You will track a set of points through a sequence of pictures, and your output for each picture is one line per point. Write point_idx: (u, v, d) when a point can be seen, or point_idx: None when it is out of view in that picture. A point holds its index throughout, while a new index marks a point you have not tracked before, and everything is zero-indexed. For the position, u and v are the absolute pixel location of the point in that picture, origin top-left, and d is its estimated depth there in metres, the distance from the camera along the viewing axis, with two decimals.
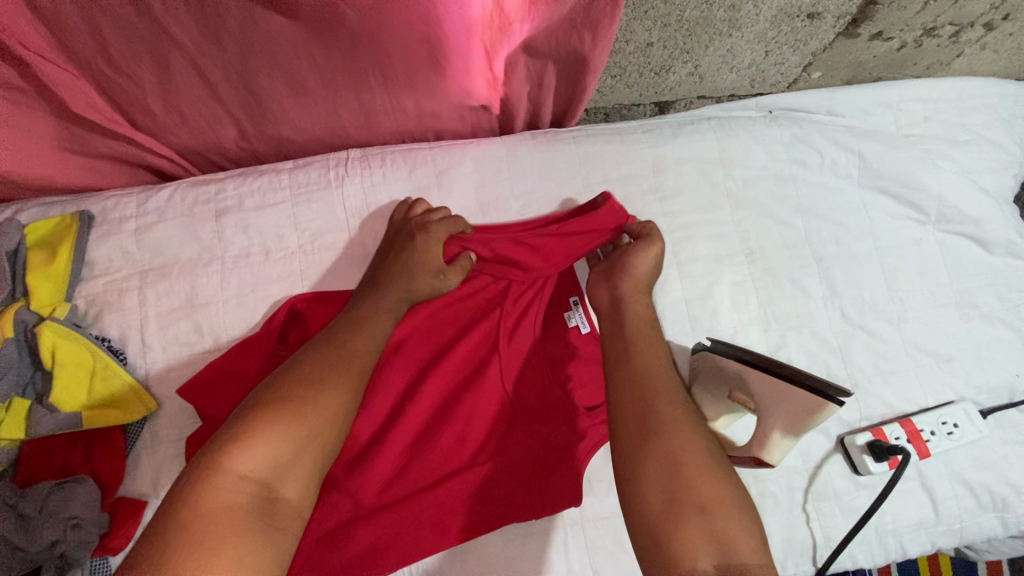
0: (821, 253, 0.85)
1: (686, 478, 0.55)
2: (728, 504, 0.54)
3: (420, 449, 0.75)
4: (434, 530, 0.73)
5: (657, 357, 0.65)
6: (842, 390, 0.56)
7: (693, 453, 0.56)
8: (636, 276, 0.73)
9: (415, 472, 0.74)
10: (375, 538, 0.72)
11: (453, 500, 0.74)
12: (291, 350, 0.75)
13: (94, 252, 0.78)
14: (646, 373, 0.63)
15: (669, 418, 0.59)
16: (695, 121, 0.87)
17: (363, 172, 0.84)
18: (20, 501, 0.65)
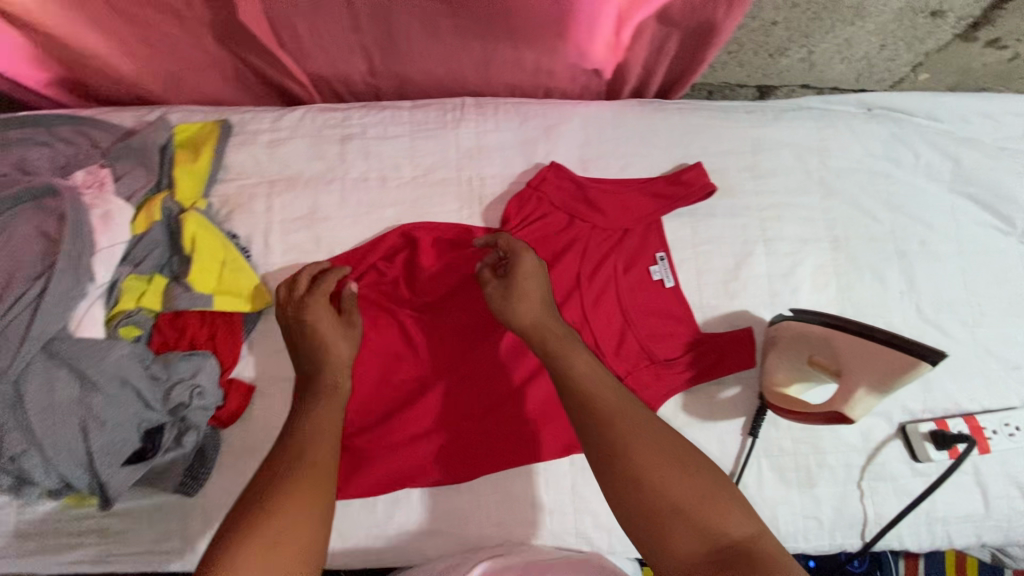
0: (904, 250, 0.87)
1: (652, 483, 0.56)
2: (705, 492, 0.56)
3: (482, 376, 0.80)
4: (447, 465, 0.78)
5: (588, 361, 0.65)
6: (934, 351, 0.63)
7: (657, 454, 0.57)
8: (524, 304, 0.70)
9: (472, 400, 0.79)
10: (439, 450, 0.78)
11: (483, 441, 0.79)
12: (394, 268, 0.82)
13: (230, 158, 0.86)
14: (588, 389, 0.62)
15: (626, 425, 0.59)
16: (798, 109, 0.90)
17: (477, 118, 0.89)
18: (153, 365, 0.73)
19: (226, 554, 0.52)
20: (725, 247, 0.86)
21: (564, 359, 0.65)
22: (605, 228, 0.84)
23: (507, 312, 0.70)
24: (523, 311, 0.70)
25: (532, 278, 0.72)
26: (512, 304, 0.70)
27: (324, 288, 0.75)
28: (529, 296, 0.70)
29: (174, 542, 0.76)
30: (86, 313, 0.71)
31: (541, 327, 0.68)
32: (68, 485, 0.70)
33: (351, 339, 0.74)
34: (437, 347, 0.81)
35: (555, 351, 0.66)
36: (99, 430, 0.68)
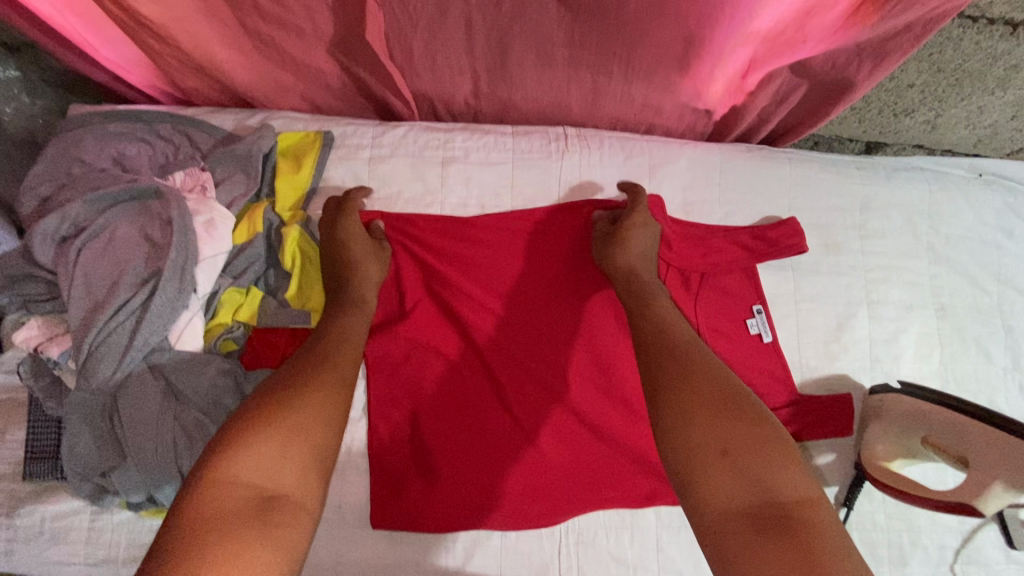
0: (1011, 325, 0.84)
1: (695, 421, 0.52)
2: (759, 444, 0.50)
3: (530, 414, 0.78)
4: (491, 511, 0.76)
5: (670, 312, 0.65)
6: None
7: (707, 393, 0.54)
8: (624, 249, 0.74)
9: (519, 437, 0.77)
10: (476, 488, 0.76)
11: (523, 481, 0.76)
12: (454, 286, 0.80)
13: (330, 170, 0.84)
14: (661, 322, 0.63)
15: (686, 368, 0.56)
16: (910, 169, 0.87)
17: (581, 149, 0.87)
18: (245, 380, 0.71)
19: (252, 424, 0.51)
20: (828, 306, 0.83)
21: (647, 299, 0.67)
22: (680, 270, 0.82)
23: (605, 253, 0.75)
24: (621, 256, 0.73)
25: (642, 233, 0.75)
26: (614, 246, 0.74)
27: (352, 204, 0.77)
28: (635, 243, 0.74)
29: None
30: (188, 325, 0.69)
31: (633, 272, 0.72)
32: (152, 499, 0.69)
33: (377, 259, 0.76)
34: (511, 383, 0.78)
35: (642, 287, 0.70)
36: (190, 449, 0.66)
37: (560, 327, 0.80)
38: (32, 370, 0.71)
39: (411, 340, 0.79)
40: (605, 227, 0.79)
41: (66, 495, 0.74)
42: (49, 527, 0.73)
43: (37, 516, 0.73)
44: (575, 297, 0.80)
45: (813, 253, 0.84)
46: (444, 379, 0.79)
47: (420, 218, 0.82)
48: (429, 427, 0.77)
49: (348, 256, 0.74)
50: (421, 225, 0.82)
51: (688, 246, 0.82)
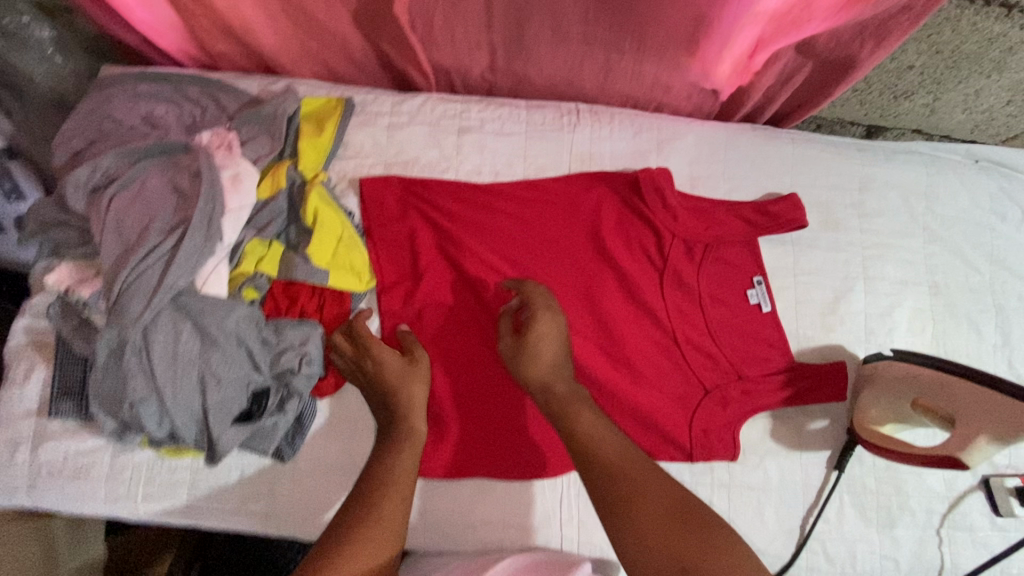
0: (1002, 304, 0.87)
1: (649, 546, 0.55)
2: (708, 551, 0.53)
3: None
4: (487, 459, 0.79)
5: (594, 419, 0.64)
6: None
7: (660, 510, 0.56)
8: (533, 363, 0.68)
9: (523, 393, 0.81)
10: (479, 439, 0.79)
11: (526, 434, 0.80)
12: (466, 245, 0.83)
13: (350, 135, 0.88)
14: (594, 445, 0.61)
15: (635, 483, 0.58)
16: (908, 152, 0.91)
17: (592, 123, 0.90)
18: (265, 327, 0.74)
19: None
20: (825, 279, 0.86)
21: (570, 415, 0.64)
22: (684, 239, 0.85)
23: (515, 369, 0.70)
24: (529, 371, 0.68)
25: (546, 338, 0.69)
26: (520, 359, 0.69)
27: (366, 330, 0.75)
28: (545, 353, 0.69)
29: (262, 503, 0.77)
30: (214, 270, 0.72)
31: (548, 389, 0.67)
32: (172, 438, 0.71)
33: (417, 379, 0.72)
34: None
35: (558, 406, 0.65)
36: (214, 388, 0.69)
37: (566, 291, 0.84)
38: (61, 311, 0.75)
39: (423, 296, 0.83)
40: (512, 318, 0.73)
41: (91, 433, 0.77)
42: (73, 463, 0.76)
43: (63, 452, 0.76)
44: (579, 262, 0.85)
45: (813, 228, 0.88)
46: (454, 335, 0.82)
47: (434, 182, 0.86)
48: (434, 378, 0.80)
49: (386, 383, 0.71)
50: (435, 188, 0.85)
51: (693, 215, 0.85)
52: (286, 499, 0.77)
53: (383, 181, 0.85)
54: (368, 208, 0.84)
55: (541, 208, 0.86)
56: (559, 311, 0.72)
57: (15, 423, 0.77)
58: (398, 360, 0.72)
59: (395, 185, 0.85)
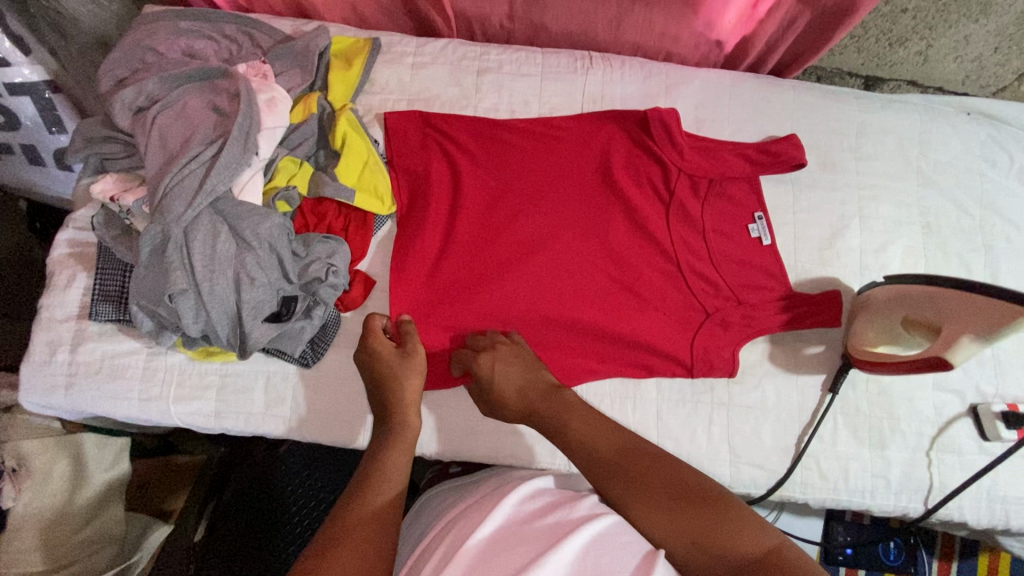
0: (992, 245, 0.91)
1: (660, 529, 0.57)
2: (710, 518, 0.55)
3: (543, 293, 0.85)
4: None
5: (576, 423, 0.67)
6: None
7: (662, 492, 0.59)
8: (506, 404, 0.74)
9: (533, 312, 0.85)
10: None
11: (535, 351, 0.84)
12: (481, 175, 0.89)
13: (376, 73, 0.93)
14: (587, 442, 0.64)
15: (631, 473, 0.60)
16: (903, 101, 0.96)
17: (604, 68, 0.95)
18: (295, 240, 0.80)
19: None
20: (822, 217, 0.91)
21: (557, 424, 0.68)
22: (689, 174, 0.90)
23: (500, 415, 0.76)
24: (505, 406, 0.74)
25: (502, 374, 0.75)
26: (494, 403, 0.75)
27: (372, 326, 0.79)
28: (506, 385, 0.74)
29: (286, 408, 0.82)
30: (250, 180, 0.78)
31: (528, 409, 0.72)
32: (206, 337, 0.76)
33: (413, 371, 0.75)
34: (521, 268, 0.86)
35: (546, 420, 0.69)
36: (247, 287, 0.74)
37: (575, 220, 0.89)
38: (104, 221, 0.80)
39: (439, 221, 0.87)
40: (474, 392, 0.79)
41: (129, 336, 0.82)
42: (109, 363, 0.81)
43: (101, 353, 0.81)
44: (588, 194, 0.90)
45: (812, 169, 0.93)
46: (467, 257, 0.86)
47: (453, 116, 0.91)
48: (443, 298, 0.84)
49: (389, 375, 0.74)
50: (454, 122, 0.90)
51: (698, 152, 0.90)
52: (308, 403, 0.82)
53: (400, 113, 0.90)
54: (391, 138, 0.89)
55: (554, 144, 0.91)
56: (501, 344, 0.79)
57: (56, 326, 0.82)
58: (391, 347, 0.77)
59: (413, 118, 0.90)
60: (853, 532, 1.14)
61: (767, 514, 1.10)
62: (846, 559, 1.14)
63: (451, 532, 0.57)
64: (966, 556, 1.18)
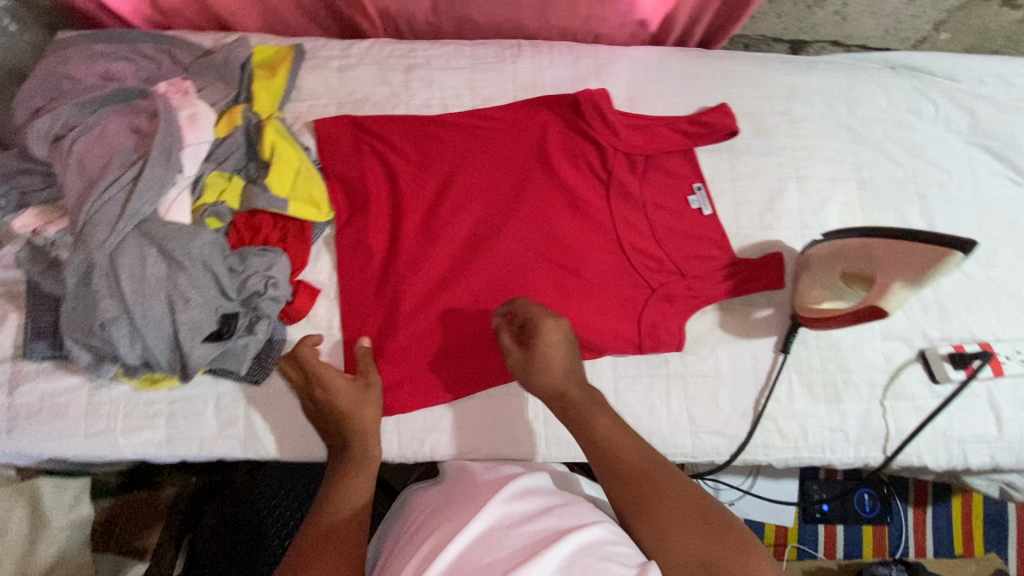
0: (925, 193, 0.94)
1: (673, 543, 0.58)
2: (726, 549, 0.57)
3: (489, 286, 0.85)
4: (441, 374, 0.82)
5: (609, 426, 0.68)
6: (964, 241, 0.66)
7: (680, 511, 0.60)
8: (545, 374, 0.73)
9: (480, 307, 0.84)
10: (442, 354, 0.83)
11: (486, 345, 0.84)
12: (417, 173, 0.88)
13: (302, 80, 0.92)
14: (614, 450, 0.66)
15: (654, 489, 0.62)
16: (828, 62, 0.99)
17: (533, 55, 0.95)
18: (231, 256, 0.78)
19: None
20: (760, 181, 0.92)
21: (588, 424, 0.69)
22: (625, 152, 0.90)
23: (530, 379, 0.74)
24: (544, 378, 0.73)
25: (558, 349, 0.74)
26: (537, 365, 0.73)
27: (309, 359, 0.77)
28: (558, 361, 0.73)
29: (239, 428, 0.80)
30: (176, 200, 0.76)
31: (563, 392, 0.72)
32: (146, 365, 0.74)
33: (368, 401, 0.75)
34: (464, 266, 0.85)
35: (577, 411, 0.70)
36: (183, 308, 0.72)
37: (516, 208, 0.88)
38: (30, 257, 0.76)
39: (377, 223, 0.85)
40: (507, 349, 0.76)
41: (69, 372, 0.79)
42: (50, 402, 0.78)
43: (40, 392, 0.79)
44: (527, 181, 0.90)
45: (745, 136, 0.94)
46: (409, 258, 0.84)
47: (383, 117, 0.90)
48: (388, 301, 0.83)
49: (340, 409, 0.74)
50: (384, 122, 0.89)
51: (632, 130, 0.91)
52: (262, 421, 0.80)
53: (329, 120, 0.89)
54: (323, 144, 0.87)
55: (489, 135, 0.90)
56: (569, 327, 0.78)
57: None
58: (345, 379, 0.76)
59: (342, 123, 0.89)
60: (828, 490, 1.16)
61: (742, 482, 1.12)
62: (824, 517, 1.16)
63: (433, 535, 0.58)
64: (940, 500, 1.20)
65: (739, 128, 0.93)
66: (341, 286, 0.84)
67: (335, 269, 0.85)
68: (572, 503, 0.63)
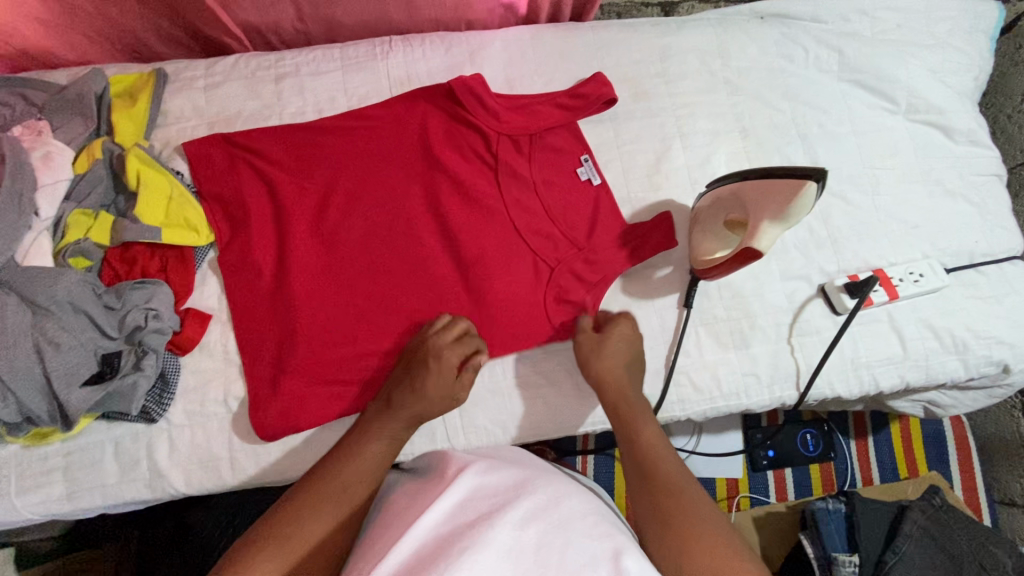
0: (806, 133, 0.96)
1: (688, 542, 0.61)
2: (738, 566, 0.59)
3: (388, 286, 0.84)
4: (346, 385, 0.80)
5: (653, 434, 0.74)
6: (816, 169, 0.67)
7: (698, 522, 0.63)
8: (611, 364, 0.79)
9: (379, 309, 0.83)
10: (344, 363, 0.80)
11: (390, 347, 0.82)
12: (298, 183, 0.86)
13: (168, 104, 0.89)
14: (650, 456, 0.71)
15: (680, 495, 0.66)
16: (697, 19, 1.00)
17: (404, 49, 0.94)
18: (105, 293, 0.75)
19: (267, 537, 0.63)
20: (645, 145, 0.93)
21: (634, 426, 0.75)
22: (508, 133, 0.89)
23: (592, 364, 0.80)
24: (607, 368, 0.79)
25: (624, 344, 0.80)
26: (608, 352, 0.80)
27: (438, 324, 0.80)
28: (621, 359, 0.80)
29: (143, 470, 0.77)
30: (34, 244, 0.73)
31: (620, 389, 0.78)
32: (27, 419, 0.71)
33: (437, 372, 0.76)
34: (362, 273, 0.84)
35: (628, 412, 0.76)
36: (54, 353, 0.69)
37: (406, 205, 0.87)
38: None
39: (261, 240, 0.83)
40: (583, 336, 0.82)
41: None
42: None
43: None
44: (414, 175, 0.88)
45: (626, 103, 0.95)
46: (300, 270, 0.82)
47: (255, 131, 0.87)
48: (282, 318, 0.80)
49: (423, 373, 0.76)
50: (257, 136, 0.87)
51: (511, 110, 0.90)
52: (166, 459, 0.77)
53: (197, 141, 0.86)
54: (195, 168, 0.85)
55: (367, 134, 0.89)
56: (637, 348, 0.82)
57: None
58: (442, 350, 0.77)
59: (212, 144, 0.86)
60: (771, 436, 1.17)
61: (686, 442, 1.14)
62: (771, 463, 1.18)
63: (409, 511, 0.61)
64: (879, 428, 1.24)
65: (618, 95, 0.94)
66: (233, 309, 0.81)
67: (224, 294, 0.82)
68: (544, 475, 0.67)
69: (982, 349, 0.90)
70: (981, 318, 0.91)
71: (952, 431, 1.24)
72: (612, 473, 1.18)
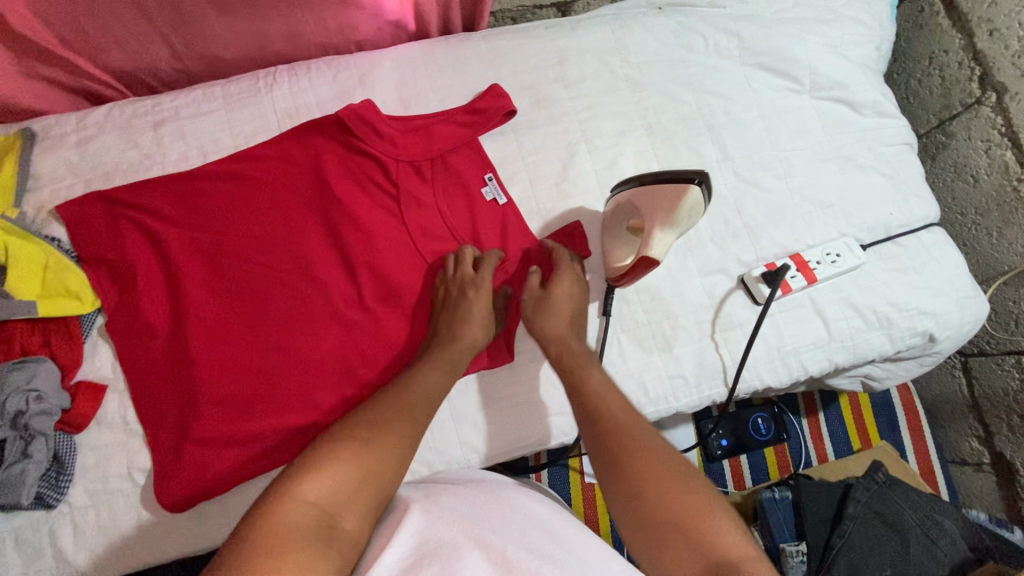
0: (712, 123, 0.94)
1: (653, 487, 0.56)
2: (707, 504, 0.55)
3: (292, 330, 0.80)
4: (256, 440, 0.76)
5: (601, 380, 0.71)
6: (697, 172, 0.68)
7: (659, 459, 0.59)
8: (553, 317, 0.79)
9: (284, 356, 0.79)
10: (251, 417, 0.76)
11: (297, 393, 0.78)
12: (185, 235, 0.81)
13: (39, 164, 0.84)
14: (602, 397, 0.67)
15: (636, 438, 0.61)
16: (593, 17, 0.98)
17: (289, 79, 0.90)
18: None
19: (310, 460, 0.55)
20: (550, 153, 0.91)
21: (581, 375, 0.72)
22: (407, 155, 0.85)
23: (535, 318, 0.80)
24: (551, 323, 0.78)
25: (566, 294, 0.80)
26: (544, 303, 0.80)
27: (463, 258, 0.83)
28: (562, 303, 0.80)
29: (47, 558, 0.72)
30: None
31: (562, 341, 0.77)
32: None
33: (480, 298, 0.80)
34: (263, 320, 0.80)
35: (576, 361, 0.74)
36: None
37: (303, 243, 0.83)
38: None
39: (152, 300, 0.79)
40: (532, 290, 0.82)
41: None
42: None
43: None
44: (309, 212, 0.84)
45: (526, 112, 0.92)
46: (195, 324, 0.78)
47: (134, 184, 0.82)
48: (180, 380, 0.76)
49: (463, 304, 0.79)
50: (135, 189, 0.81)
51: (406, 131, 0.86)
52: (71, 543, 0.73)
53: (68, 203, 0.80)
54: (73, 230, 0.80)
55: (252, 171, 0.84)
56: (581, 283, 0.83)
57: None
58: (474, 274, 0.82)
59: (86, 203, 0.80)
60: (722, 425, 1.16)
61: None
62: (726, 452, 1.16)
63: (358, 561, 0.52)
64: (828, 403, 1.24)
65: (517, 105, 0.91)
66: (128, 377, 0.77)
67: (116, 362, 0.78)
68: (500, 496, 0.63)
69: (906, 321, 0.90)
70: (902, 290, 0.90)
71: (898, 396, 1.25)
72: (567, 483, 1.16)
